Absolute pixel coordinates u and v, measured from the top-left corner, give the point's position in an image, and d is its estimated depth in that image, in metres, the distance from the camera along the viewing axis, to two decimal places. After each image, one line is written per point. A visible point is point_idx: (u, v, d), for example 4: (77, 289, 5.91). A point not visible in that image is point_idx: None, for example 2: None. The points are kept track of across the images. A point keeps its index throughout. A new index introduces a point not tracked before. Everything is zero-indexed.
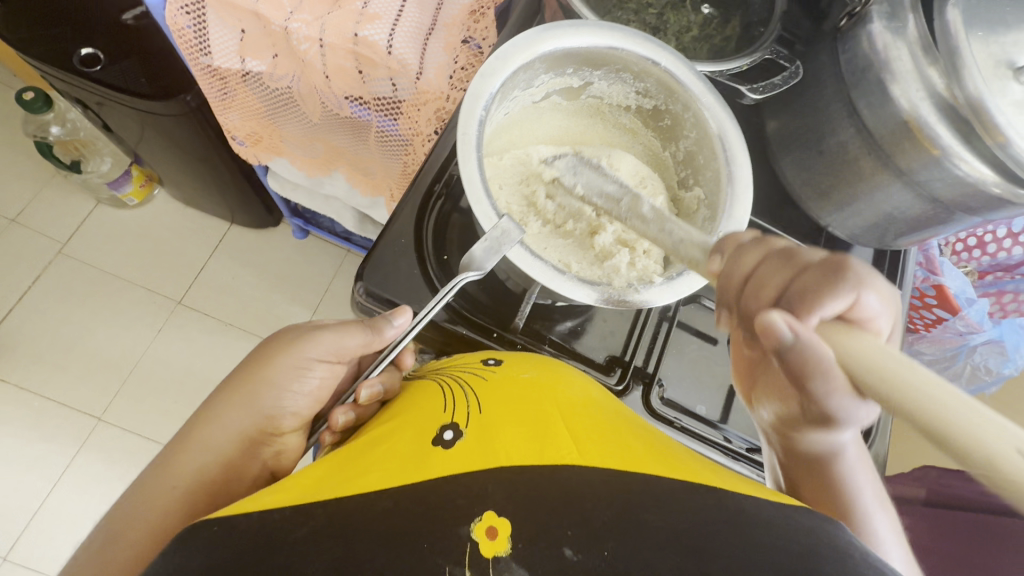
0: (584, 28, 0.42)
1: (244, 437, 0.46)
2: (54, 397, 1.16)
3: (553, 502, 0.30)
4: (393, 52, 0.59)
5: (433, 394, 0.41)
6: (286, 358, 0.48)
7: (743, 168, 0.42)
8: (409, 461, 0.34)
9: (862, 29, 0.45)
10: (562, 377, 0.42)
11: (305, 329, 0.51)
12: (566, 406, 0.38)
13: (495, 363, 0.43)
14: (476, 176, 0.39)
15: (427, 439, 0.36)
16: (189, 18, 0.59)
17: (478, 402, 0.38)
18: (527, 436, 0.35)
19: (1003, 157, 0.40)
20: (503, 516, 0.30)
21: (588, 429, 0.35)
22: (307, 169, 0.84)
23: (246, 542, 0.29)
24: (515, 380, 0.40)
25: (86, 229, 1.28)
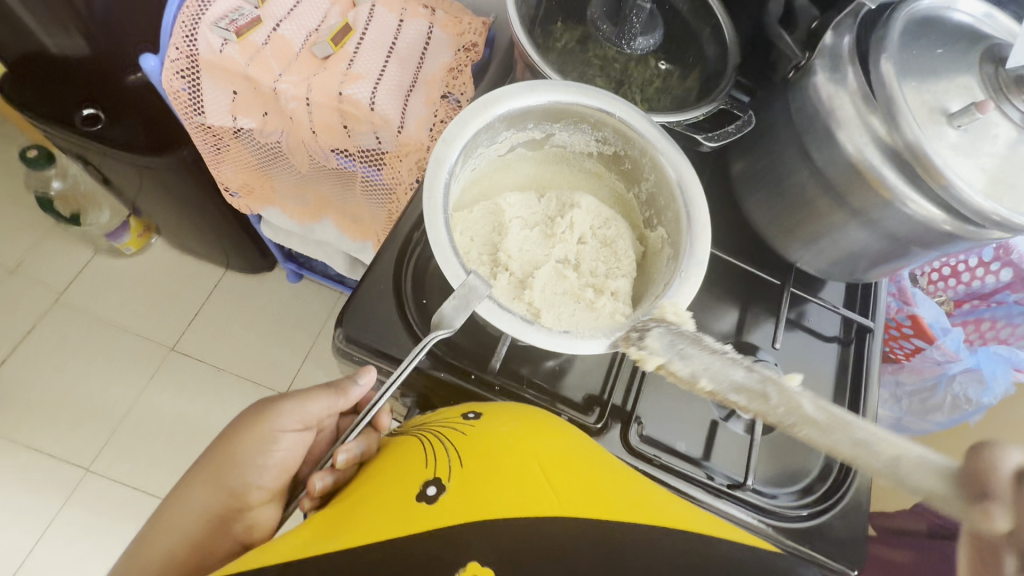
0: (540, 88, 0.46)
1: (212, 517, 0.46)
2: (43, 448, 1.15)
3: (538, 550, 0.31)
4: (376, 108, 0.63)
5: (413, 449, 0.40)
6: (251, 438, 0.49)
7: (699, 209, 0.44)
8: (393, 518, 0.33)
9: (809, 81, 0.49)
10: (542, 428, 0.41)
11: (269, 401, 0.52)
12: (549, 455, 0.37)
13: (475, 417, 0.43)
14: (443, 238, 0.41)
15: (410, 495, 0.35)
16: (184, 82, 0.64)
17: (458, 454, 0.38)
18: (512, 488, 0.34)
19: (947, 197, 0.43)
20: (486, 567, 0.30)
21: (571, 478, 0.35)
22: (298, 218, 0.86)
23: None
24: (496, 431, 0.40)
25: (83, 278, 1.30)
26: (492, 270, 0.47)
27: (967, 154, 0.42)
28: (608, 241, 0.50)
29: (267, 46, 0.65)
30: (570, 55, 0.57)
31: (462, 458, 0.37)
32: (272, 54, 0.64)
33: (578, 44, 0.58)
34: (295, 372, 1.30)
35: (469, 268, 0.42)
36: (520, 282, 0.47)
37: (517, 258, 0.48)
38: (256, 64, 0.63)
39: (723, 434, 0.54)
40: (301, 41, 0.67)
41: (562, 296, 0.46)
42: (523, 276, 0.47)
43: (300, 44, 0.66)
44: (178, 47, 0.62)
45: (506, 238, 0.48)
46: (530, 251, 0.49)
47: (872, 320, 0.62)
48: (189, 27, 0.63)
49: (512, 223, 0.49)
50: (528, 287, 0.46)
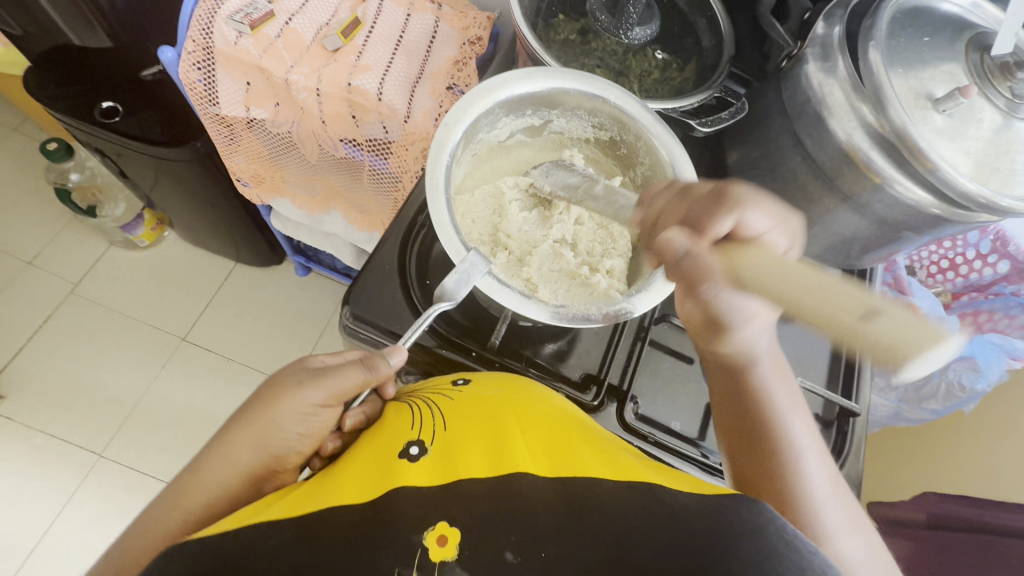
0: (538, 74, 0.47)
1: (250, 476, 0.44)
2: (57, 434, 1.18)
3: (504, 510, 0.32)
4: (383, 98, 0.65)
5: (403, 413, 0.43)
6: (291, 404, 0.46)
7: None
8: (376, 473, 0.36)
9: (801, 69, 0.50)
10: (525, 393, 0.44)
11: (306, 368, 0.48)
12: (525, 421, 0.40)
13: (462, 384, 0.46)
14: (445, 217, 0.43)
15: (395, 452, 0.39)
16: (200, 73, 0.67)
17: (443, 420, 0.41)
18: (486, 449, 0.37)
19: (934, 180, 0.44)
20: (455, 526, 0.32)
21: (543, 441, 0.38)
22: (307, 208, 0.89)
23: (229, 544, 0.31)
24: (479, 399, 0.43)
25: (98, 269, 1.34)
26: (492, 249, 0.49)
27: (953, 139, 0.44)
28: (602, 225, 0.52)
29: (280, 39, 0.67)
30: (571, 46, 0.59)
31: (444, 425, 0.41)
32: (284, 46, 0.67)
33: (578, 35, 0.59)
34: None
35: (470, 245, 0.43)
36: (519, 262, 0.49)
37: (516, 239, 0.50)
38: (268, 55, 0.66)
39: None
40: (312, 34, 0.69)
41: (562, 275, 0.48)
42: (522, 256, 0.49)
43: (310, 37, 0.69)
44: (195, 40, 0.65)
45: (506, 220, 0.50)
46: (528, 233, 0.51)
47: None
48: (205, 21, 0.66)
49: (512, 206, 0.51)
50: (526, 265, 0.48)
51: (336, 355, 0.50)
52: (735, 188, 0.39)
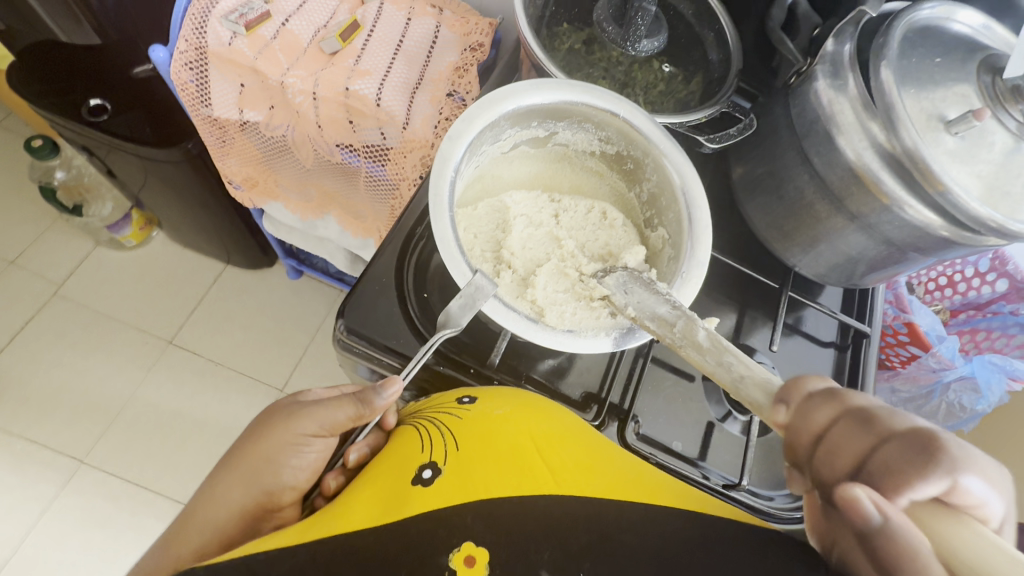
0: (546, 87, 0.46)
1: (244, 514, 0.43)
2: (37, 440, 1.14)
3: (533, 531, 0.32)
4: (382, 104, 0.63)
5: (410, 437, 0.42)
6: (282, 436, 0.45)
7: (701, 213, 0.44)
8: (391, 501, 0.35)
9: (810, 86, 0.50)
10: (539, 411, 0.41)
11: (299, 403, 0.48)
12: (540, 437, 0.38)
13: (470, 402, 0.43)
14: (450, 237, 0.41)
15: (407, 479, 0.37)
16: (192, 74, 0.65)
17: (453, 439, 0.39)
18: (503, 471, 0.36)
19: (943, 203, 0.43)
20: (481, 546, 0.32)
21: (560, 457, 0.37)
22: (300, 213, 0.87)
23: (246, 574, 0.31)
24: (490, 417, 0.40)
25: (83, 270, 1.30)
26: (496, 267, 0.48)
27: (964, 161, 0.43)
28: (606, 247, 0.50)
29: (276, 41, 0.65)
30: (576, 55, 0.58)
31: (455, 442, 0.38)
32: (280, 48, 0.65)
33: (583, 45, 0.58)
34: (293, 368, 1.30)
35: (475, 266, 0.42)
36: (523, 281, 0.47)
37: (520, 256, 0.48)
38: (264, 57, 0.64)
39: (718, 435, 0.55)
40: (309, 36, 0.67)
41: (567, 298, 0.46)
42: (525, 276, 0.48)
43: (308, 39, 0.67)
44: (188, 39, 0.63)
45: (510, 236, 0.49)
46: (532, 250, 0.49)
47: (868, 325, 0.62)
48: (198, 20, 0.64)
49: (516, 222, 0.50)
50: (530, 287, 0.46)
51: (332, 389, 0.50)
52: (895, 422, 0.27)
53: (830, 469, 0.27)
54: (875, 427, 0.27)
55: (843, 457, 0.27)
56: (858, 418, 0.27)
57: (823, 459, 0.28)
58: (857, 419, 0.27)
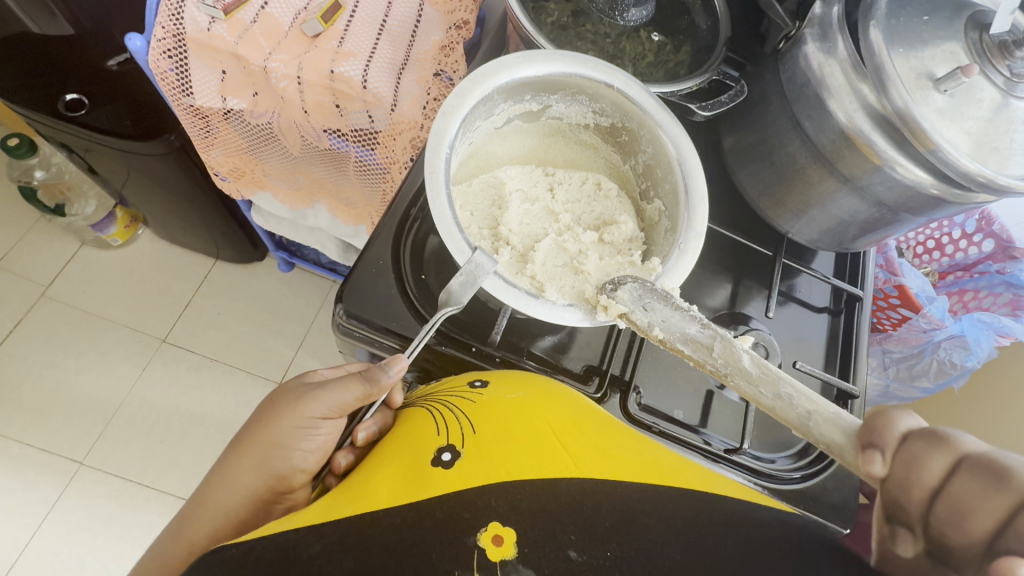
0: (538, 59, 0.46)
1: (256, 500, 0.43)
2: (35, 443, 1.13)
3: (560, 511, 0.32)
4: (368, 86, 0.62)
5: (423, 421, 0.42)
6: (292, 419, 0.45)
7: (697, 182, 0.44)
8: (412, 481, 0.35)
9: (799, 50, 0.50)
10: (547, 395, 0.43)
11: (307, 386, 0.48)
12: (556, 421, 0.40)
13: (481, 386, 0.45)
14: (448, 215, 0.41)
15: (426, 461, 0.37)
16: (171, 61, 0.63)
17: (470, 422, 0.40)
18: (524, 453, 0.36)
19: (934, 160, 0.44)
20: (508, 526, 0.31)
21: (576, 439, 0.38)
22: (290, 202, 0.86)
23: (270, 555, 0.30)
24: (506, 401, 0.42)
25: (69, 271, 1.28)
26: (494, 244, 0.48)
27: (954, 118, 0.43)
28: (600, 219, 0.51)
29: (256, 25, 0.64)
30: (563, 29, 0.57)
31: (472, 425, 0.39)
32: (261, 32, 0.63)
33: (570, 18, 0.58)
34: (289, 361, 1.30)
35: (475, 244, 0.42)
36: (520, 257, 0.47)
37: (517, 232, 0.48)
38: (245, 42, 0.62)
39: (718, 401, 0.56)
40: (290, 19, 0.66)
41: (560, 273, 0.46)
42: (523, 252, 0.48)
43: (289, 22, 0.65)
44: (164, 25, 0.62)
45: (506, 212, 0.49)
46: (529, 225, 0.49)
47: (860, 289, 0.63)
48: (174, 6, 0.62)
49: (512, 197, 0.50)
50: (529, 262, 0.46)
51: (337, 368, 0.51)
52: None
53: (916, 506, 0.27)
54: (1012, 487, 0.24)
55: (976, 516, 0.25)
56: (987, 473, 0.25)
57: (947, 520, 0.26)
58: (983, 471, 0.25)
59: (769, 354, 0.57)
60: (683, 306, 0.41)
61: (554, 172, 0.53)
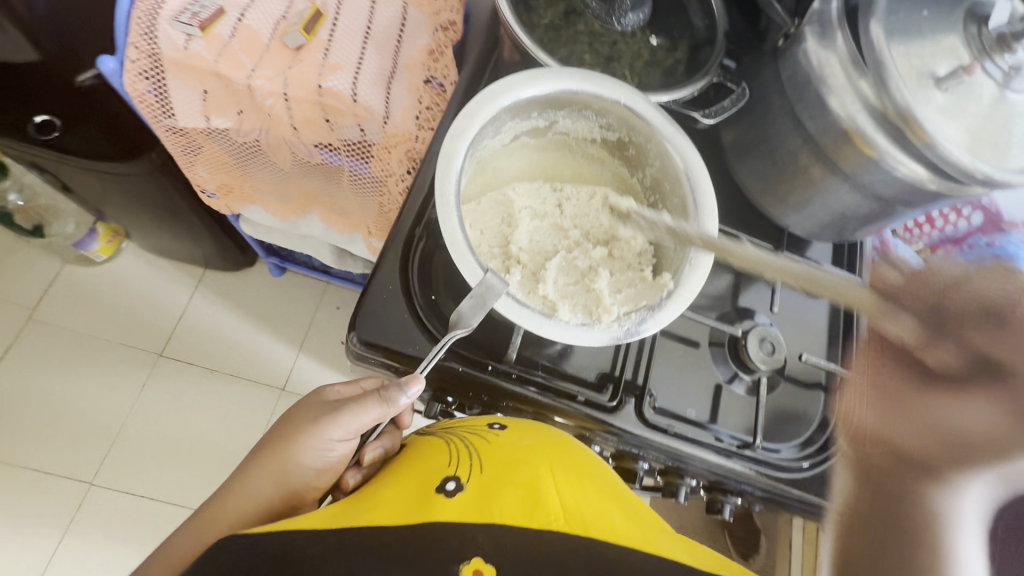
0: (544, 77, 0.45)
1: (268, 512, 0.44)
2: (41, 468, 1.13)
3: (543, 562, 0.34)
4: (359, 99, 0.60)
5: (438, 449, 0.45)
6: (311, 441, 0.45)
7: (707, 198, 0.44)
8: (415, 505, 0.38)
9: (798, 48, 0.50)
10: (562, 446, 0.45)
11: (327, 402, 0.47)
12: (561, 466, 0.42)
13: (501, 428, 0.47)
14: (459, 237, 0.41)
15: (431, 487, 0.40)
16: (149, 83, 0.61)
17: (480, 459, 0.42)
18: (523, 499, 0.39)
19: (933, 156, 0.44)
20: (490, 563, 0.34)
21: (576, 489, 0.40)
22: (281, 215, 0.84)
23: (272, 552, 0.34)
24: (517, 444, 0.44)
25: (55, 291, 1.25)
26: (505, 264, 0.47)
27: (954, 116, 0.44)
28: (608, 233, 0.50)
29: (235, 39, 0.61)
30: (556, 31, 0.56)
31: (480, 463, 0.42)
32: (240, 47, 0.61)
33: (563, 19, 0.56)
34: (290, 366, 1.30)
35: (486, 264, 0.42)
36: (532, 276, 0.47)
37: (528, 250, 0.48)
38: (225, 60, 0.60)
39: (726, 396, 0.58)
40: (270, 30, 0.63)
41: (575, 293, 0.46)
42: (535, 270, 0.47)
43: (269, 33, 0.62)
44: (137, 45, 0.59)
45: (517, 230, 0.48)
46: (539, 243, 0.49)
47: (858, 276, 0.64)
48: (146, 24, 0.59)
49: (522, 215, 0.49)
50: (542, 282, 0.46)
51: (353, 385, 0.49)
52: None
53: None
54: None
55: None
56: None
57: None
58: None
59: (775, 349, 0.58)
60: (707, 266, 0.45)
61: (562, 187, 0.53)
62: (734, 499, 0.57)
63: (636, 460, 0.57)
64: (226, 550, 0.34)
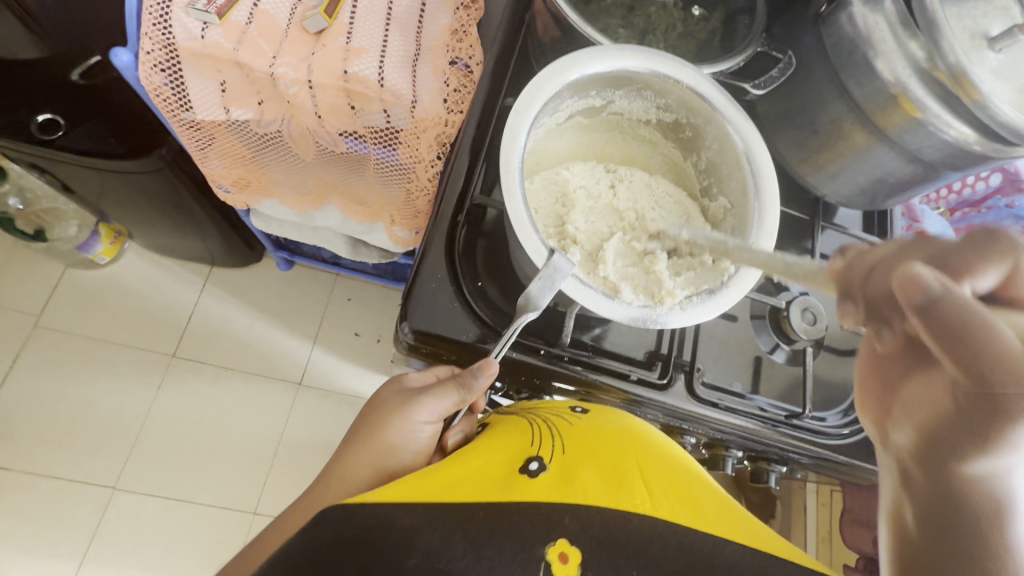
0: (607, 53, 0.47)
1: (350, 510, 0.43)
2: (62, 475, 1.12)
3: (626, 548, 0.34)
4: (386, 84, 0.58)
5: (520, 430, 0.45)
6: (401, 423, 0.45)
7: (768, 180, 0.46)
8: (498, 482, 0.38)
9: (844, 13, 0.49)
10: (642, 435, 0.46)
11: (408, 390, 0.48)
12: (641, 453, 0.43)
13: (582, 412, 0.48)
14: (523, 214, 0.42)
15: (515, 466, 0.40)
16: (164, 76, 0.58)
17: (562, 442, 0.43)
18: (605, 483, 0.39)
19: (984, 117, 0.44)
20: (575, 546, 0.33)
21: (657, 477, 0.40)
22: (299, 206, 0.82)
23: (362, 525, 0.33)
24: (597, 431, 0.45)
25: (59, 296, 1.22)
26: (562, 242, 0.49)
27: (1008, 77, 0.43)
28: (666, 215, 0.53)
29: (253, 26, 0.59)
30: (589, 5, 0.54)
31: (562, 446, 0.42)
32: (259, 34, 0.58)
33: None
34: (306, 360, 1.29)
35: (552, 245, 0.42)
36: (589, 257, 0.49)
37: (583, 231, 0.50)
38: (245, 48, 0.57)
39: (769, 366, 0.59)
40: (287, 15, 0.61)
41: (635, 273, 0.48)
42: (593, 252, 0.49)
43: (286, 20, 0.60)
44: (151, 36, 0.56)
45: (573, 211, 0.50)
46: (594, 226, 0.51)
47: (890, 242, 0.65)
48: (158, 13, 0.56)
49: (577, 194, 0.52)
50: (601, 263, 0.47)
51: (427, 370, 0.50)
52: None
53: None
54: None
55: None
56: None
57: None
58: None
59: (817, 319, 0.58)
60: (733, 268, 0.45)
61: (615, 169, 0.56)
62: (780, 466, 0.59)
63: (683, 434, 0.59)
64: (323, 525, 0.33)
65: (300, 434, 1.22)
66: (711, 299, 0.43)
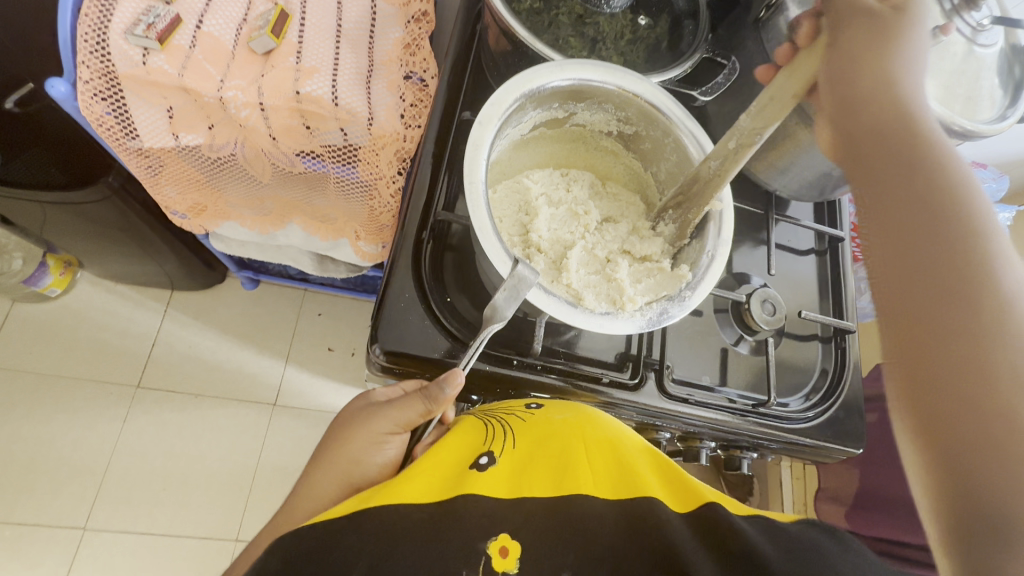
0: (567, 66, 0.48)
1: None
2: (30, 520, 1.07)
3: (564, 538, 0.36)
4: (340, 103, 0.58)
5: (476, 427, 0.46)
6: (367, 439, 0.45)
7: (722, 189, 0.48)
8: (451, 482, 0.39)
9: (781, 18, 0.51)
10: (594, 415, 0.45)
11: (371, 405, 0.48)
12: (589, 435, 0.42)
13: (535, 406, 0.48)
14: (487, 222, 0.42)
15: (466, 463, 0.41)
16: (106, 104, 0.56)
17: (512, 435, 0.43)
18: (552, 473, 0.40)
19: None
20: (516, 539, 0.35)
21: (603, 460, 0.41)
22: (259, 228, 0.80)
23: (309, 545, 0.34)
24: (550, 420, 0.44)
25: (9, 331, 1.17)
26: (526, 250, 0.51)
27: (931, 73, 0.46)
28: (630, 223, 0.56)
29: (197, 49, 0.57)
30: (538, 16, 0.55)
31: (514, 441, 0.43)
32: (204, 56, 0.57)
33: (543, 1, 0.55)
34: (280, 380, 1.26)
35: (516, 255, 0.42)
36: (552, 265, 0.50)
37: (547, 238, 0.51)
38: (190, 72, 0.56)
39: (734, 357, 0.61)
40: (232, 36, 0.60)
41: (599, 281, 0.49)
42: (555, 260, 0.51)
43: (232, 40, 0.59)
44: (88, 64, 0.53)
45: (536, 218, 0.52)
46: (556, 232, 0.52)
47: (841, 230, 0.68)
48: (94, 40, 0.53)
49: (539, 201, 0.53)
50: (564, 271, 0.49)
51: (394, 385, 0.50)
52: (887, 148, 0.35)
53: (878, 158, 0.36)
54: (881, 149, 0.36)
55: None
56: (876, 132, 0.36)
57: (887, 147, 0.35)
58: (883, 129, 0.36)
59: (776, 309, 0.60)
60: (681, 271, 0.48)
61: (568, 172, 0.59)
62: (751, 452, 0.61)
63: (657, 430, 0.60)
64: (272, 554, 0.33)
65: (279, 457, 1.20)
66: (674, 309, 0.44)
